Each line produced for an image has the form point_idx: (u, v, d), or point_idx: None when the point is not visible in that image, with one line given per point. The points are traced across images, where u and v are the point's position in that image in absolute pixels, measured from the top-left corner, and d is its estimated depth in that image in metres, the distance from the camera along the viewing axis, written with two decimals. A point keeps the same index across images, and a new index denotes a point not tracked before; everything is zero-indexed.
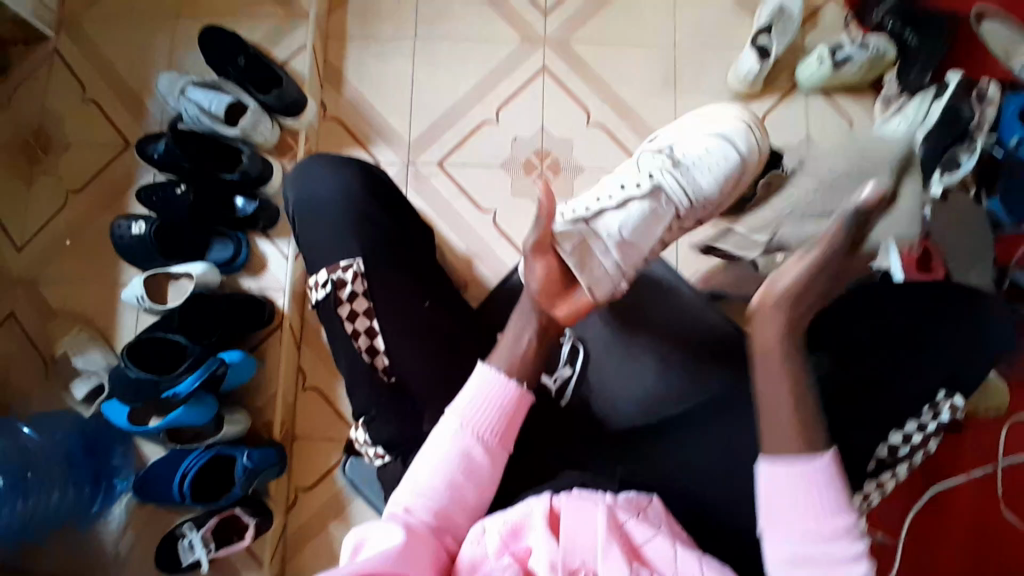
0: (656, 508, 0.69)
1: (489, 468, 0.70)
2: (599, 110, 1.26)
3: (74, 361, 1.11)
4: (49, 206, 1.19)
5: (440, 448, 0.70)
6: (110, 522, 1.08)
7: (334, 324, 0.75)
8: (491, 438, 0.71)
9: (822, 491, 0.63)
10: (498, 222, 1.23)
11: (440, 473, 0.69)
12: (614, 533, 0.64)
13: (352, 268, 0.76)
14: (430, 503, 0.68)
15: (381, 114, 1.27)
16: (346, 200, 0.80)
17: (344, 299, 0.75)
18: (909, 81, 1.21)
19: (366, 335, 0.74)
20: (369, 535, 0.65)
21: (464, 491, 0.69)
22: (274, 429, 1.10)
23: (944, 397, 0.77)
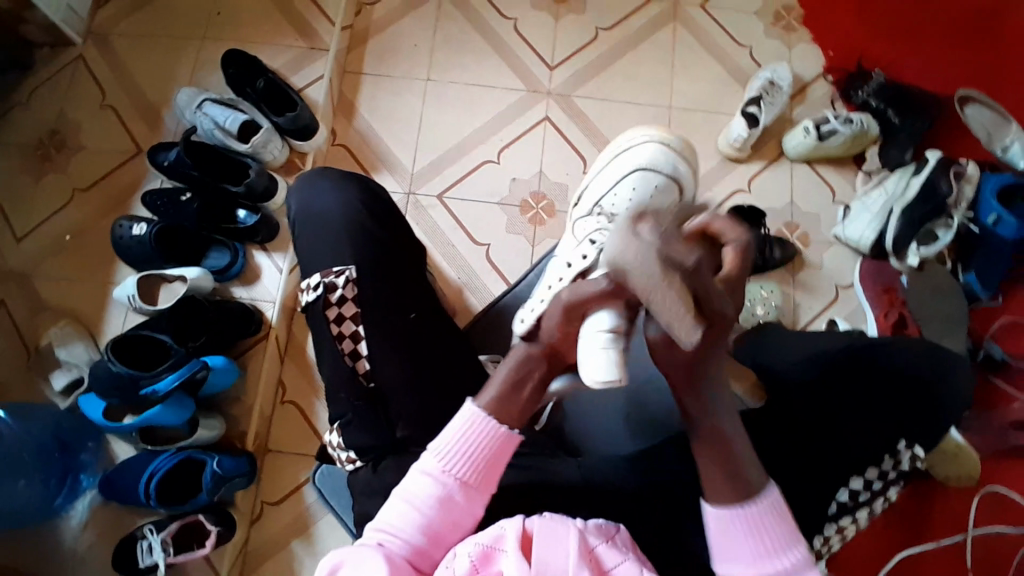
0: (624, 537, 0.63)
1: (468, 505, 0.64)
2: (595, 160, 1.32)
3: (56, 352, 1.12)
4: (54, 201, 1.23)
5: (415, 480, 0.64)
6: (70, 518, 1.07)
7: (321, 326, 0.78)
8: (474, 475, 0.64)
9: (765, 533, 0.60)
10: (491, 256, 1.27)
11: (416, 507, 0.62)
12: (585, 558, 0.57)
13: (345, 273, 0.79)
14: (406, 537, 0.61)
15: (389, 146, 1.33)
16: (343, 210, 0.83)
17: (333, 302, 0.78)
18: (890, 157, 1.28)
19: (350, 338, 0.77)
20: (348, 556, 0.59)
21: (441, 525, 0.62)
22: (249, 439, 1.11)
23: (904, 448, 0.81)
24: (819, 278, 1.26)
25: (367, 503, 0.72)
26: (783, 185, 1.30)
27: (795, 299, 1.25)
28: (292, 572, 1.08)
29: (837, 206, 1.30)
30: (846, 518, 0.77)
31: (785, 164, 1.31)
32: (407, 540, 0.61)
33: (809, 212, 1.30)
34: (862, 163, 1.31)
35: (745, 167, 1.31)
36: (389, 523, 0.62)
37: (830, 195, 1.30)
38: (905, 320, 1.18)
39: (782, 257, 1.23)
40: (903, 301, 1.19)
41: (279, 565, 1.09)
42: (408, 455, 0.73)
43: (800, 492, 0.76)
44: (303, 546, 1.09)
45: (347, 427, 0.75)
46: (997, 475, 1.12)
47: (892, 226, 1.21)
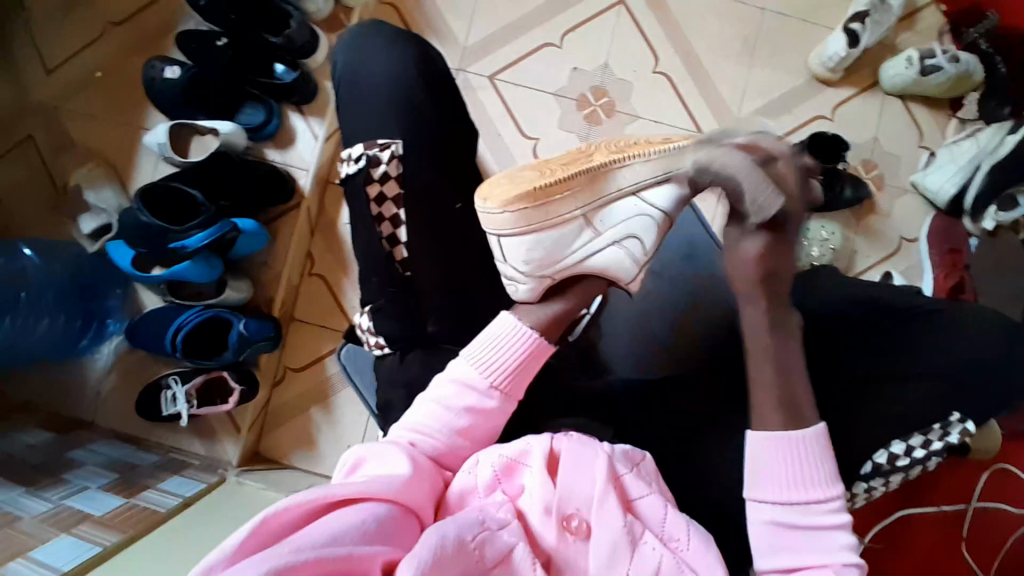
0: (650, 465, 0.62)
1: (500, 409, 0.63)
2: (668, 60, 1.19)
3: (86, 195, 1.09)
4: (85, 33, 1.13)
5: (450, 384, 0.63)
6: (97, 359, 1.10)
7: (360, 205, 0.73)
8: (508, 381, 0.63)
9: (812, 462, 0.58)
10: (538, 152, 1.19)
11: (447, 407, 0.61)
12: (612, 484, 0.57)
13: (391, 148, 0.72)
14: (436, 436, 0.61)
15: (443, 13, 1.21)
16: (395, 82, 0.75)
17: (375, 178, 0.72)
18: (987, 111, 1.13)
19: (390, 223, 0.72)
20: (371, 454, 0.57)
21: (470, 427, 0.62)
22: (275, 307, 1.10)
23: (956, 420, 0.76)
24: (883, 224, 1.18)
25: (393, 391, 0.72)
26: (868, 117, 1.18)
27: (852, 243, 1.18)
28: (306, 436, 1.12)
29: (922, 150, 1.18)
30: (878, 479, 0.75)
31: (877, 95, 1.18)
32: (437, 438, 0.61)
33: (890, 151, 1.18)
34: (958, 109, 1.17)
35: (832, 91, 1.18)
36: (418, 423, 0.62)
37: (917, 136, 1.18)
38: (963, 285, 1.09)
39: (852, 196, 1.13)
40: (966, 266, 1.10)
41: (294, 429, 1.13)
42: (440, 352, 0.71)
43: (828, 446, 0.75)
44: (323, 417, 1.12)
45: (379, 315, 0.72)
46: (1019, 453, 1.08)
47: (975, 183, 1.10)
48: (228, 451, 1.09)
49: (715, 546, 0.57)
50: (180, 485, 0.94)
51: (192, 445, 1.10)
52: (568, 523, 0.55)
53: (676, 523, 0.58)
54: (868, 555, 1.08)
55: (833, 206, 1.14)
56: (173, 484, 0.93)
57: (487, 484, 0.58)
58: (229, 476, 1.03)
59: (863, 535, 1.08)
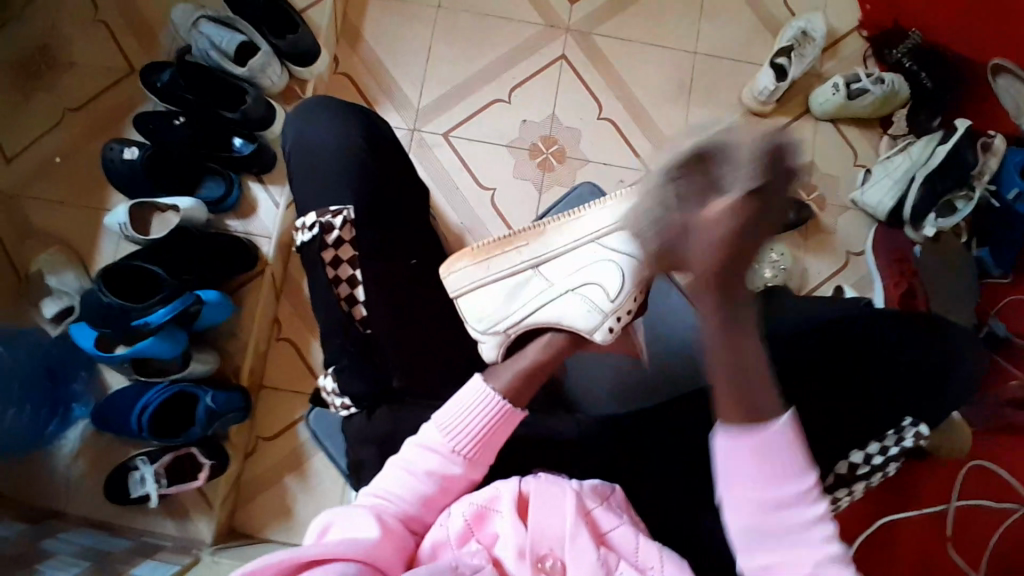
0: (619, 498, 0.65)
1: (467, 471, 0.63)
2: (612, 106, 1.26)
3: (47, 279, 1.08)
4: (43, 120, 1.15)
5: (413, 449, 0.63)
6: (64, 446, 1.06)
7: (315, 268, 0.74)
8: (475, 446, 0.63)
9: (775, 458, 0.51)
10: (496, 201, 1.23)
11: (415, 475, 0.62)
12: (582, 519, 0.60)
13: (342, 214, 0.74)
14: (400, 503, 0.61)
15: (394, 77, 1.26)
16: (344, 148, 0.78)
17: (329, 243, 0.73)
18: (918, 122, 1.21)
19: (347, 283, 0.73)
20: (337, 518, 0.58)
21: (434, 493, 0.62)
22: (243, 375, 1.10)
23: (909, 424, 0.78)
24: (831, 242, 1.23)
25: (361, 449, 0.71)
26: (804, 144, 1.25)
27: (803, 263, 1.22)
28: (285, 505, 1.11)
29: (858, 169, 1.25)
30: (844, 489, 0.78)
31: (809, 123, 1.25)
32: (405, 504, 0.61)
33: (828, 173, 1.25)
34: (889, 127, 1.24)
35: (766, 123, 1.25)
36: (384, 489, 0.62)
37: (852, 157, 1.25)
38: (915, 290, 1.14)
39: (797, 219, 1.18)
40: (913, 272, 1.15)
41: (271, 498, 1.11)
42: (405, 404, 0.71)
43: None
44: (299, 484, 1.11)
45: (343, 373, 0.72)
46: (990, 450, 1.10)
47: (912, 193, 1.15)
48: (206, 527, 1.06)
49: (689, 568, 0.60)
50: (153, 569, 0.91)
51: (165, 526, 1.06)
52: (542, 564, 0.58)
53: (647, 549, 0.60)
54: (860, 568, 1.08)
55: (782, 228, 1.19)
56: (146, 568, 0.90)
57: (459, 534, 0.60)
58: (204, 555, 1.00)
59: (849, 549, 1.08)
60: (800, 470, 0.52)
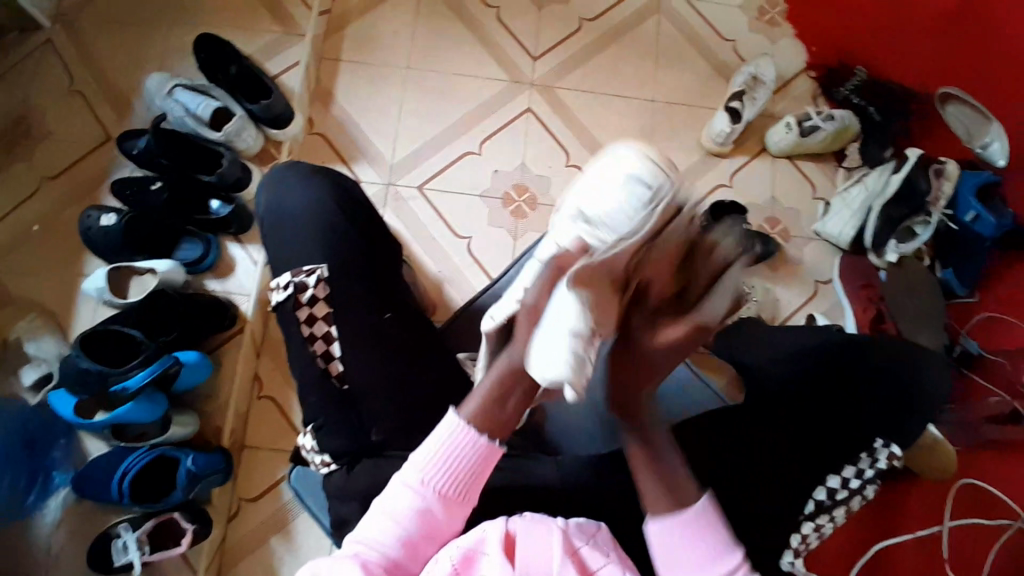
0: (606, 535, 0.67)
1: (449, 515, 0.65)
2: (578, 153, 1.31)
3: (25, 346, 1.08)
4: (19, 190, 1.16)
5: (394, 492, 0.65)
6: (43, 517, 1.02)
7: (290, 327, 0.74)
8: (454, 487, 0.65)
9: (705, 538, 0.64)
10: (472, 248, 1.25)
11: (396, 518, 0.63)
12: (568, 557, 0.62)
13: (317, 272, 0.75)
14: (384, 550, 0.62)
15: (367, 135, 1.30)
16: (318, 207, 0.79)
17: (303, 302, 0.74)
18: (869, 154, 1.28)
19: (322, 340, 0.74)
20: (322, 570, 0.60)
21: (416, 539, 0.63)
22: (224, 435, 1.09)
23: (881, 446, 0.79)
24: (798, 273, 1.27)
25: (343, 506, 0.70)
26: (765, 180, 1.30)
27: (775, 293, 1.25)
28: (270, 569, 1.08)
29: (818, 202, 1.30)
30: (825, 517, 0.76)
31: (767, 160, 1.31)
32: (388, 551, 0.62)
33: (790, 206, 1.29)
34: (843, 159, 1.30)
35: (727, 162, 1.31)
36: (367, 536, 0.63)
37: (811, 191, 1.30)
38: (882, 314, 1.18)
39: (763, 252, 1.23)
40: (881, 297, 1.19)
41: (256, 561, 1.08)
42: (385, 457, 0.70)
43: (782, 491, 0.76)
44: (285, 545, 1.09)
45: (323, 429, 0.71)
46: (971, 468, 1.12)
47: (870, 222, 1.20)
48: None
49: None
50: None
51: None
52: None
53: None
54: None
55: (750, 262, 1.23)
56: None
57: None
58: None
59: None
60: (728, 548, 0.64)
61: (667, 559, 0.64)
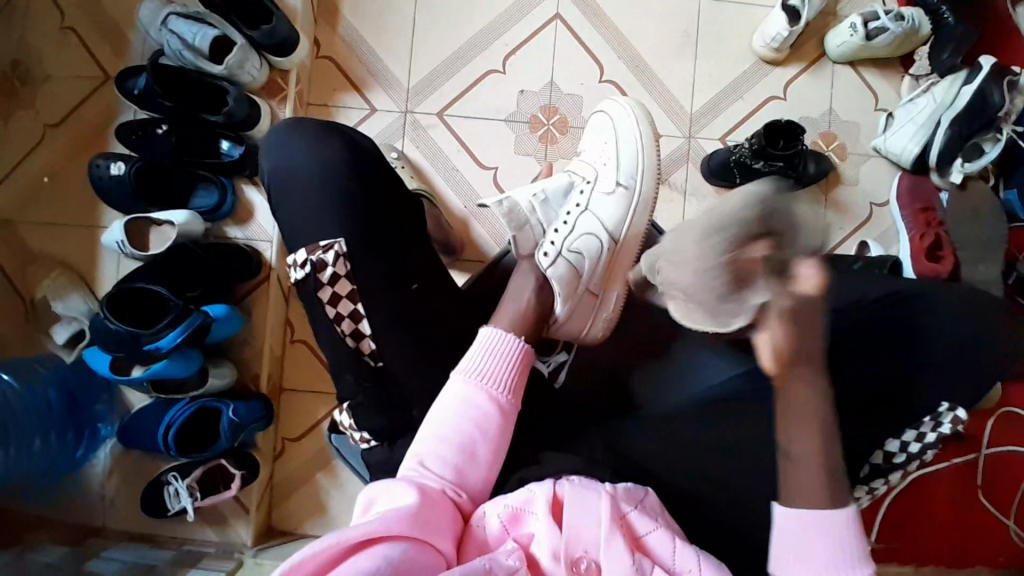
0: (653, 501, 0.66)
1: (504, 418, 0.68)
2: (613, 66, 1.18)
3: (53, 305, 1.06)
4: (23, 139, 1.10)
5: (451, 398, 0.67)
6: (95, 465, 1.09)
7: (316, 309, 0.69)
8: (504, 388, 0.69)
9: (839, 539, 0.61)
10: (499, 180, 1.17)
11: (457, 414, 0.66)
12: (617, 524, 0.60)
13: (333, 248, 0.68)
14: (443, 457, 0.64)
15: (380, 57, 1.19)
16: (326, 168, 0.71)
17: (325, 281, 0.68)
18: (942, 61, 1.11)
19: (349, 319, 0.68)
20: (380, 495, 0.60)
21: (475, 440, 0.65)
22: (262, 382, 1.10)
23: (946, 409, 0.77)
24: (853, 196, 1.17)
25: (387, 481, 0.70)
26: (821, 92, 1.17)
27: (826, 220, 1.16)
28: (317, 504, 1.13)
29: (879, 114, 1.17)
30: (880, 480, 0.76)
31: (825, 67, 1.17)
32: (448, 459, 0.64)
33: (848, 120, 1.17)
34: (909, 65, 1.16)
35: (779, 71, 1.17)
36: (426, 447, 0.65)
37: (872, 101, 1.17)
38: (940, 241, 1.07)
39: (815, 171, 1.13)
40: (939, 222, 1.08)
41: (304, 498, 1.13)
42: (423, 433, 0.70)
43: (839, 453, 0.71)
44: (329, 483, 1.13)
45: (356, 411, 0.70)
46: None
47: (938, 138, 1.08)
48: (241, 534, 1.09)
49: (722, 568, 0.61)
50: None
51: (203, 536, 1.09)
52: (577, 566, 0.58)
53: (684, 554, 0.61)
54: (881, 552, 1.05)
55: (799, 184, 1.14)
56: None
57: (497, 535, 0.61)
58: (247, 559, 1.04)
59: (872, 536, 1.06)
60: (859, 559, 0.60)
61: (785, 539, 0.62)
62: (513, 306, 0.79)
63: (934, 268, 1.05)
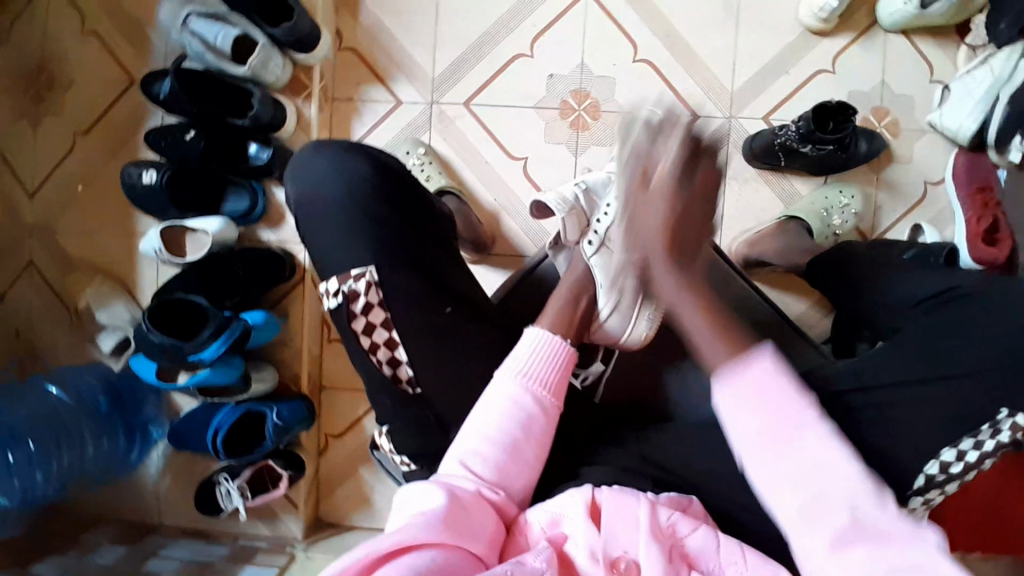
0: (697, 509, 0.63)
1: (547, 418, 0.65)
2: (648, 44, 1.12)
3: (96, 315, 1.08)
4: (57, 149, 1.11)
5: (493, 399, 0.64)
6: (148, 466, 1.12)
7: (350, 336, 0.67)
8: (547, 388, 0.66)
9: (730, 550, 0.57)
10: (530, 171, 1.14)
11: (501, 417, 0.63)
12: (658, 531, 0.56)
13: (365, 277, 0.66)
14: (486, 457, 0.62)
15: (403, 46, 1.14)
16: (353, 194, 0.67)
17: (357, 312, 0.66)
18: (999, 33, 1.00)
19: (385, 347, 0.67)
20: (410, 496, 0.58)
21: (518, 441, 0.62)
22: (303, 381, 1.11)
23: (1006, 416, 0.64)
24: (905, 175, 1.10)
25: None
26: (872, 64, 1.09)
27: (875, 201, 1.10)
28: (362, 497, 1.15)
29: (935, 86, 1.09)
30: (934, 492, 0.65)
31: (877, 37, 1.09)
32: (489, 457, 0.62)
33: (901, 93, 1.09)
34: (966, 34, 1.07)
35: (828, 42, 1.09)
36: (468, 447, 0.62)
37: (927, 72, 1.09)
38: (998, 224, 0.99)
39: (867, 151, 1.07)
40: (997, 203, 1.01)
41: (348, 493, 1.15)
42: None
43: (895, 464, 0.64)
44: (373, 476, 1.14)
45: (395, 434, 0.69)
46: None
47: (997, 115, 1.00)
48: (291, 527, 1.12)
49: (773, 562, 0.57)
50: (252, 574, 0.97)
51: (255, 529, 1.13)
52: (617, 567, 0.55)
53: (730, 550, 0.57)
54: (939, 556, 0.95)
55: (849, 164, 1.07)
56: None
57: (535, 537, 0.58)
58: (298, 552, 1.07)
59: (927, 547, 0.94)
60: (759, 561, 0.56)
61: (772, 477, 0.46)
62: (562, 305, 0.73)
63: (992, 254, 0.96)
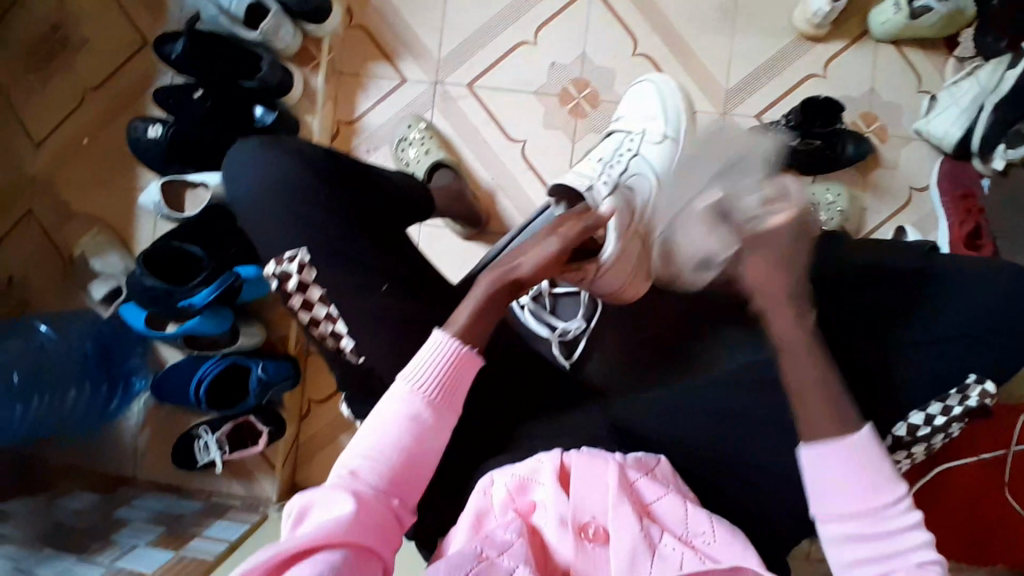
0: (666, 468, 0.64)
1: (439, 424, 0.63)
2: (648, 40, 1.16)
3: (91, 263, 1.10)
4: (67, 103, 1.15)
5: (388, 405, 0.62)
6: (128, 418, 1.13)
7: (333, 271, 0.69)
8: (440, 395, 0.63)
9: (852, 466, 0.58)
10: (527, 153, 1.17)
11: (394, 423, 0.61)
12: (626, 490, 0.59)
13: (297, 257, 0.69)
14: (378, 462, 0.60)
15: (411, 27, 1.19)
16: (288, 174, 0.70)
17: (292, 291, 0.69)
18: (984, 45, 1.05)
19: (325, 322, 0.70)
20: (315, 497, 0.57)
21: (411, 448, 0.61)
22: (290, 343, 1.13)
23: (973, 381, 0.67)
24: (890, 179, 1.13)
25: None
26: (862, 71, 1.13)
27: (862, 202, 1.13)
28: None
29: (922, 96, 1.13)
30: (901, 454, 0.69)
31: (868, 45, 1.13)
32: (380, 463, 0.60)
33: (889, 101, 1.13)
34: (954, 48, 1.11)
35: (820, 48, 1.14)
36: (359, 453, 0.61)
37: (914, 83, 1.13)
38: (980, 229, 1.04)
39: (854, 154, 1.09)
40: (981, 209, 1.04)
41: (325, 459, 1.16)
42: None
43: None
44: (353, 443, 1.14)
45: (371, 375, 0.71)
46: None
47: (981, 122, 1.03)
48: (266, 489, 1.12)
49: (743, 539, 0.58)
50: (224, 529, 0.99)
51: (229, 488, 1.13)
52: (585, 532, 0.57)
53: (697, 519, 0.59)
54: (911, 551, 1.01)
55: (837, 165, 1.10)
56: (217, 529, 0.98)
57: (501, 504, 0.59)
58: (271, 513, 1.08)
59: None
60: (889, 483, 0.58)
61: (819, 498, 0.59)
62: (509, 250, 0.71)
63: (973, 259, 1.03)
